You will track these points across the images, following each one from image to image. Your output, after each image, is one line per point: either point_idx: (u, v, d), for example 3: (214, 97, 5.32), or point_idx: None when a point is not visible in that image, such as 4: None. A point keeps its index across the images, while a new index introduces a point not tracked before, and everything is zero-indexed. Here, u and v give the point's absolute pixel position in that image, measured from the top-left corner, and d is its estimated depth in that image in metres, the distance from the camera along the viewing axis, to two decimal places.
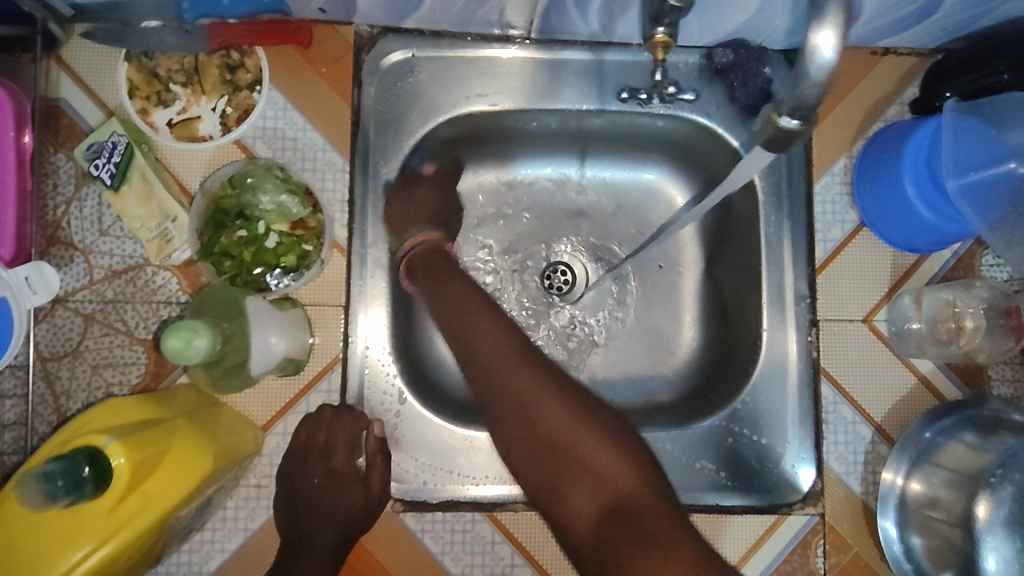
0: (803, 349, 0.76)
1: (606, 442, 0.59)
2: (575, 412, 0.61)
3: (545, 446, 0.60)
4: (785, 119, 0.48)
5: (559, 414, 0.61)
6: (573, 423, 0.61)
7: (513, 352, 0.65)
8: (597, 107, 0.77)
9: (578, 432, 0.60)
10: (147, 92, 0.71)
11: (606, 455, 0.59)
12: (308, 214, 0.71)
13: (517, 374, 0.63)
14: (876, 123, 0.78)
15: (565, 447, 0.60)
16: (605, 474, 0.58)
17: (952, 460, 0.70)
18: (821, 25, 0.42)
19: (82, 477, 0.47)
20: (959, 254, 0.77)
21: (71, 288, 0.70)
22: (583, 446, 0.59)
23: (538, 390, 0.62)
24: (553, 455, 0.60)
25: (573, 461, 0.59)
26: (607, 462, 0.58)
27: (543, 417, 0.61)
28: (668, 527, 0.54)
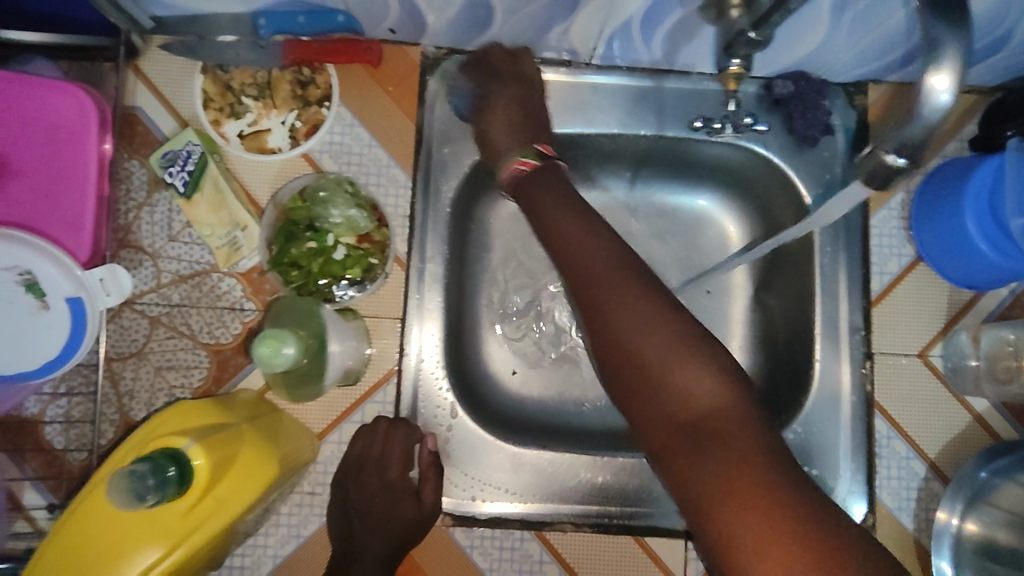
0: (857, 382, 0.75)
1: (719, 384, 0.46)
2: (682, 339, 0.48)
3: (650, 385, 0.47)
4: (892, 158, 0.49)
5: (663, 345, 0.48)
6: (689, 361, 0.47)
7: (626, 274, 0.51)
8: (653, 133, 0.78)
9: (691, 369, 0.47)
10: (220, 103, 0.73)
11: (720, 397, 0.46)
12: (375, 228, 0.73)
13: (624, 295, 0.50)
14: (934, 158, 0.78)
15: (679, 392, 0.46)
16: (724, 428, 0.45)
17: (1011, 501, 0.70)
18: (938, 68, 0.42)
19: (167, 477, 0.49)
20: (1017, 292, 0.77)
21: (139, 291, 0.72)
22: (692, 387, 0.46)
23: (645, 316, 0.49)
24: (664, 404, 0.47)
25: (685, 413, 0.46)
26: (720, 405, 0.45)
27: (652, 353, 0.48)
28: (788, 506, 0.41)
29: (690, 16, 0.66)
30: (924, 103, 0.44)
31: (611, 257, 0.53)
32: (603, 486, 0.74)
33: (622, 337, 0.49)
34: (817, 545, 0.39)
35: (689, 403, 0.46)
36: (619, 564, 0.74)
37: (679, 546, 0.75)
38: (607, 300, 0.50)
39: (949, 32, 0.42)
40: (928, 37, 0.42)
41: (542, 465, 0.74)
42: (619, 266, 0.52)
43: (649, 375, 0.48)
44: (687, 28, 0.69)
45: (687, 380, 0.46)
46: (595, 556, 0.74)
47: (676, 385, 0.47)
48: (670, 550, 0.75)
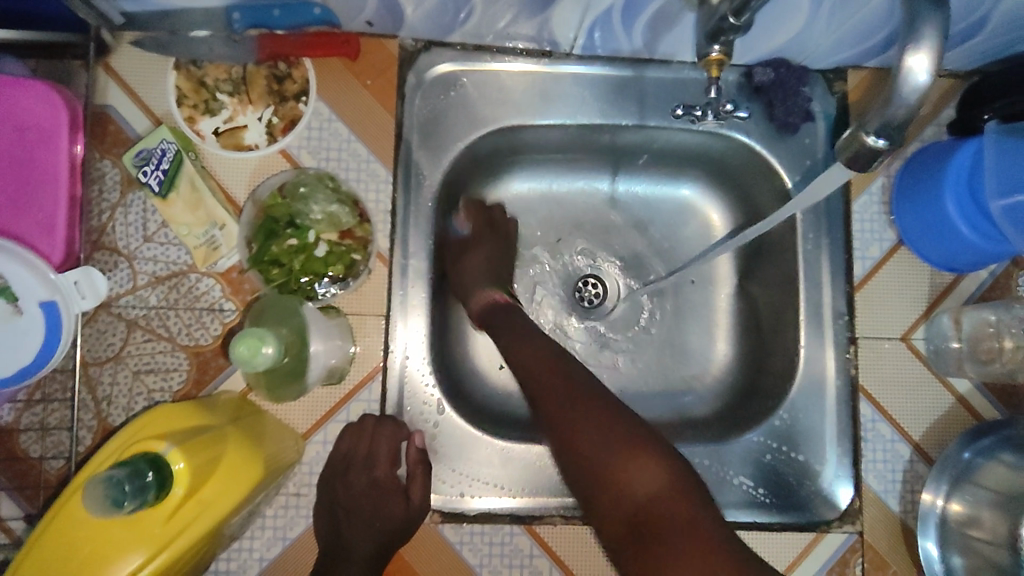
0: (841, 366, 0.76)
1: (657, 470, 0.56)
2: (633, 447, 0.58)
3: (605, 481, 0.57)
4: (873, 138, 0.49)
5: (620, 446, 0.58)
6: (643, 463, 0.57)
7: (593, 403, 0.61)
8: (636, 123, 0.78)
9: (638, 467, 0.56)
10: (195, 100, 0.72)
11: (659, 485, 0.56)
12: (357, 224, 0.72)
13: (581, 410, 0.61)
14: (914, 143, 0.79)
15: (632, 486, 0.56)
16: (652, 506, 0.55)
17: (994, 480, 0.71)
18: (916, 49, 0.43)
19: (145, 482, 0.47)
20: (997, 274, 0.77)
21: (115, 293, 0.70)
22: (637, 478, 0.56)
23: (605, 431, 0.59)
24: (616, 496, 0.56)
25: (635, 503, 0.56)
26: (659, 485, 0.56)
27: (608, 457, 0.57)
28: (696, 541, 0.52)
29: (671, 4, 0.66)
30: (904, 84, 0.45)
31: (559, 378, 0.64)
32: None
33: (581, 452, 0.59)
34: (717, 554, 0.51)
35: (632, 491, 0.56)
36: (612, 555, 0.73)
37: None
38: (565, 417, 0.61)
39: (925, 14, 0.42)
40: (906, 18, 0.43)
41: (531, 459, 0.74)
42: (591, 393, 0.62)
43: (607, 479, 0.57)
44: (667, 15, 0.68)
45: (633, 473, 0.56)
46: (586, 547, 0.73)
47: (626, 480, 0.56)
48: None
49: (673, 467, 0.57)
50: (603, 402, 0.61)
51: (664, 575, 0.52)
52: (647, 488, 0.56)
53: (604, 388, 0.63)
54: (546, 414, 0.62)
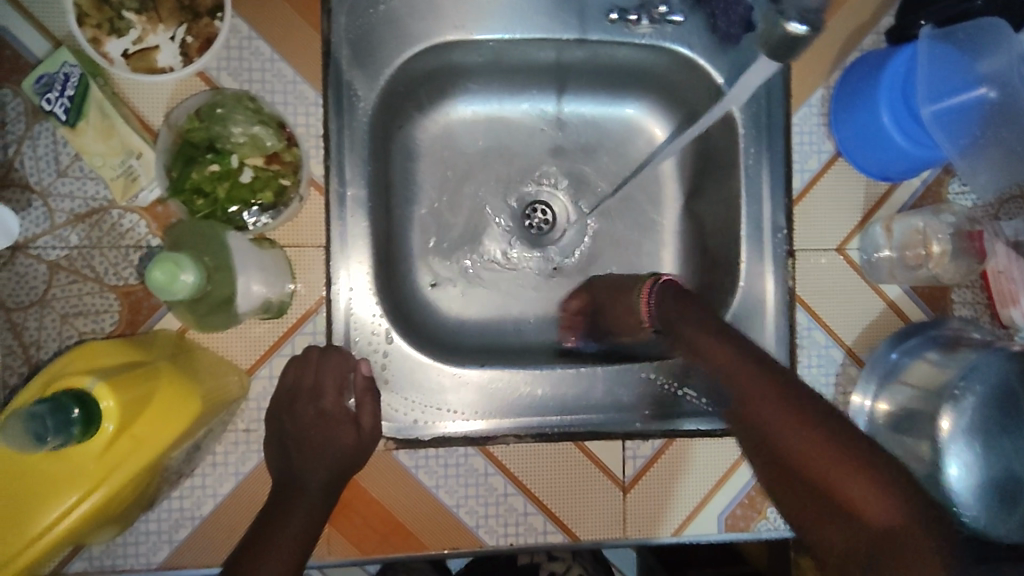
0: (780, 278, 0.78)
1: (885, 493, 0.49)
2: (849, 458, 0.51)
3: (830, 501, 0.50)
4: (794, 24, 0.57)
5: (823, 458, 0.52)
6: (860, 479, 0.50)
7: (790, 412, 0.55)
8: (578, 37, 0.75)
9: (867, 486, 0.49)
10: (98, 19, 0.65)
11: (896, 511, 0.48)
12: (284, 148, 0.68)
13: (781, 419, 0.55)
14: (853, 53, 0.78)
15: (854, 497, 0.49)
16: (902, 542, 0.47)
17: (917, 377, 0.73)
18: None
19: (70, 418, 0.46)
20: (928, 182, 0.79)
21: (32, 234, 0.66)
22: (871, 502, 0.49)
23: (825, 451, 0.52)
24: (833, 513, 0.50)
25: (865, 524, 0.48)
26: (895, 516, 0.48)
27: (815, 471, 0.52)
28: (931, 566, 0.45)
29: None
30: None
31: (770, 390, 0.57)
32: (542, 399, 0.76)
33: (800, 462, 0.52)
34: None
35: (867, 512, 0.48)
36: (564, 468, 0.75)
37: (617, 446, 0.76)
38: (767, 430, 0.55)
39: None
40: None
41: (482, 383, 0.75)
42: (799, 408, 0.55)
43: (823, 493, 0.51)
44: None
45: (848, 483, 0.50)
46: (539, 462, 0.75)
47: (858, 502, 0.49)
48: (609, 452, 0.76)
49: (905, 490, 0.49)
50: (834, 412, 0.55)
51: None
52: (887, 515, 0.48)
53: (810, 389, 0.57)
54: (762, 433, 0.55)
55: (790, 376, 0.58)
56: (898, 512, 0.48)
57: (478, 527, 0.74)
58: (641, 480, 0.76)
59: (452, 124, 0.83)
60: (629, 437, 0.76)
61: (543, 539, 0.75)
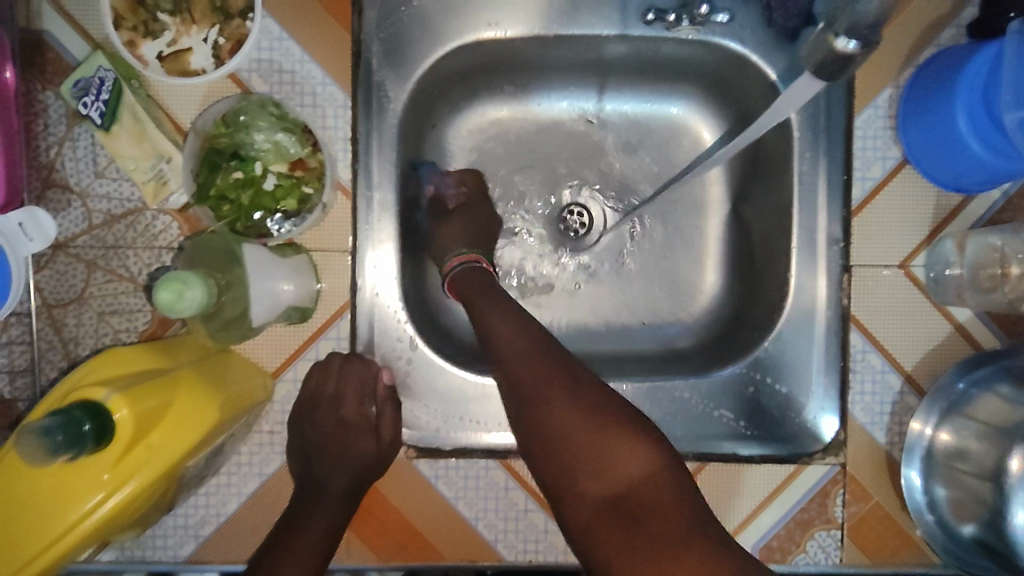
0: (833, 294, 0.72)
1: (640, 449, 0.54)
2: (611, 425, 0.55)
3: (592, 463, 0.55)
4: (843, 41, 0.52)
5: (586, 426, 0.56)
6: (625, 438, 0.55)
7: (564, 393, 0.57)
8: (619, 33, 0.70)
9: (625, 450, 0.54)
10: (133, 21, 0.66)
11: (650, 463, 0.54)
12: (308, 154, 0.67)
13: (556, 392, 0.58)
14: (928, 49, 0.71)
15: (610, 457, 0.54)
16: (650, 490, 0.53)
17: (986, 413, 0.66)
18: None
19: (82, 431, 0.47)
20: (1009, 195, 0.71)
21: (71, 234, 0.68)
22: (621, 455, 0.54)
23: (609, 433, 0.55)
24: (594, 473, 0.54)
25: (614, 484, 0.53)
26: (641, 476, 0.53)
27: (577, 441, 0.55)
28: (671, 520, 0.51)
29: None
30: None
31: (560, 376, 0.59)
32: None
33: (573, 441, 0.55)
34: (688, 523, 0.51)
35: (619, 474, 0.53)
36: None
37: None
38: (546, 412, 0.57)
39: None
40: None
41: None
42: (568, 381, 0.58)
43: (575, 456, 0.55)
44: None
45: (603, 449, 0.54)
46: None
47: (608, 466, 0.54)
48: None
49: (657, 446, 0.55)
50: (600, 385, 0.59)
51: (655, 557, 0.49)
52: (636, 466, 0.54)
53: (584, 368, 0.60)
54: (526, 401, 0.59)
55: (575, 364, 0.60)
56: (650, 465, 0.54)
57: (496, 541, 0.72)
58: None
59: (486, 123, 0.80)
60: None
61: (564, 558, 0.73)
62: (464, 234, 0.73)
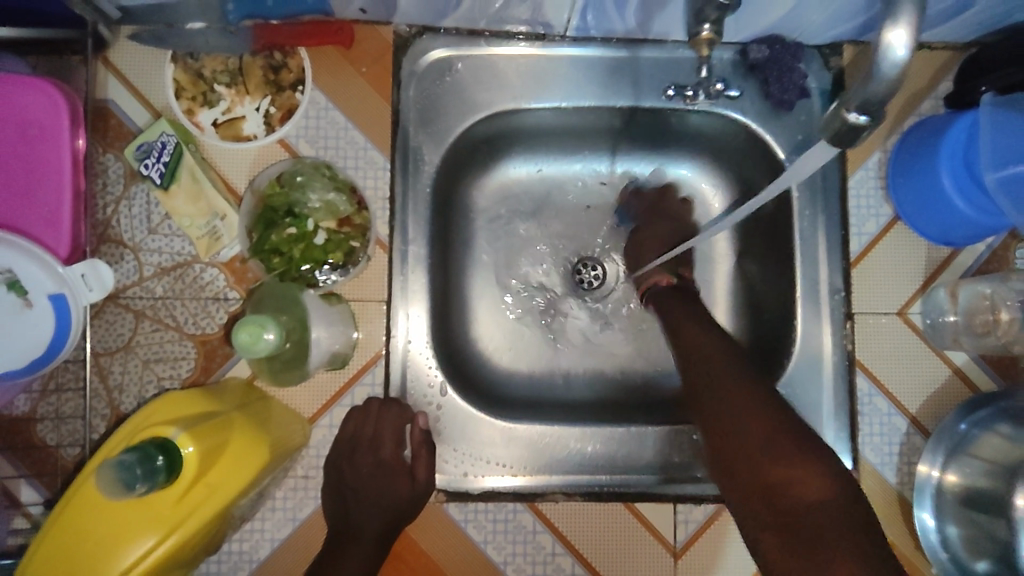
0: (838, 342, 0.76)
1: (819, 480, 0.52)
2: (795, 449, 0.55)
3: (769, 479, 0.54)
4: (854, 115, 0.47)
5: (769, 442, 0.56)
6: (796, 457, 0.54)
7: (750, 401, 0.59)
8: (632, 104, 0.78)
9: (801, 465, 0.53)
10: (193, 92, 0.72)
11: (828, 494, 0.51)
12: (354, 212, 0.73)
13: (736, 401, 0.60)
14: (910, 118, 0.78)
15: (801, 493, 0.52)
16: (823, 515, 0.50)
17: (989, 451, 0.71)
18: (896, 22, 0.43)
19: (155, 466, 0.50)
20: (993, 247, 0.77)
21: (122, 285, 0.72)
22: (804, 486, 0.52)
23: (785, 446, 0.55)
24: (768, 492, 0.53)
25: (795, 507, 0.51)
26: (830, 499, 0.51)
27: (762, 454, 0.55)
28: (839, 551, 0.47)
29: None
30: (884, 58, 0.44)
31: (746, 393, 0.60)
32: (590, 456, 0.76)
33: (749, 452, 0.56)
34: (857, 546, 0.48)
35: (799, 496, 0.52)
36: (614, 533, 0.76)
37: (669, 510, 0.76)
38: (731, 418, 0.59)
39: None
40: None
41: (532, 437, 0.76)
42: (745, 398, 0.60)
43: (763, 476, 0.54)
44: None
45: (784, 461, 0.54)
46: (588, 521, 0.76)
47: (791, 483, 0.52)
48: (659, 514, 0.76)
49: (838, 482, 0.52)
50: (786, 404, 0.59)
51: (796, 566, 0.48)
52: (811, 497, 0.51)
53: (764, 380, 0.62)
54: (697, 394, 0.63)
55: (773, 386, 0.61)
56: (828, 485, 0.52)
57: None
58: (692, 547, 0.76)
59: (511, 183, 0.85)
60: (680, 500, 0.76)
61: None
62: (658, 242, 0.81)
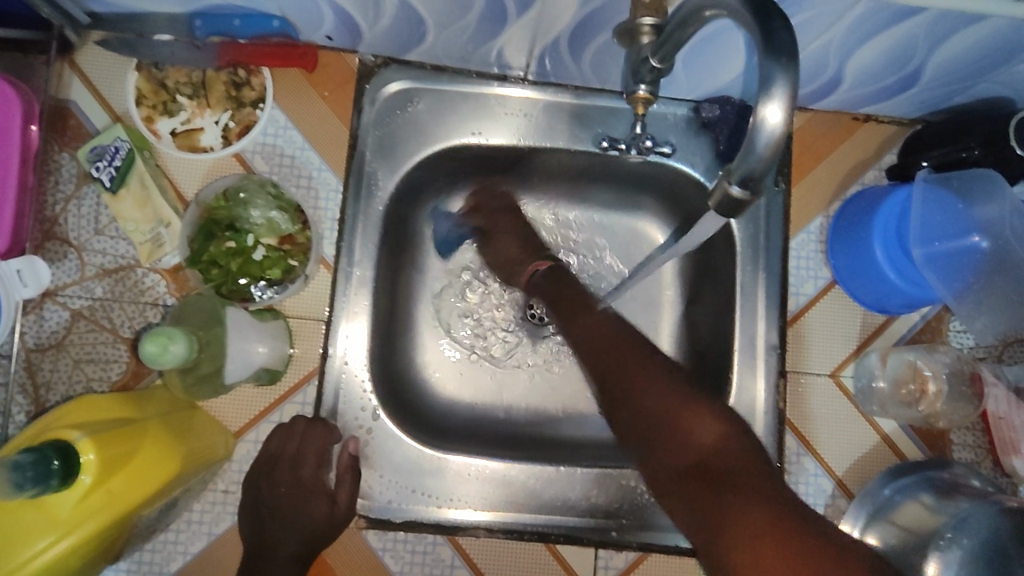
0: (771, 399, 0.77)
1: (720, 422, 0.49)
2: (689, 401, 0.51)
3: (672, 432, 0.50)
4: (735, 188, 0.47)
5: (676, 397, 0.51)
6: (698, 415, 0.50)
7: (649, 373, 0.53)
8: (586, 150, 0.80)
9: (709, 423, 0.49)
10: (154, 101, 0.74)
11: (725, 440, 0.48)
12: (298, 230, 0.74)
13: (637, 380, 0.53)
14: (853, 186, 0.81)
15: (699, 436, 0.49)
16: (726, 455, 0.48)
17: (905, 518, 0.71)
18: (769, 98, 0.43)
19: (50, 469, 0.50)
20: (927, 318, 0.79)
21: (62, 283, 0.72)
22: (698, 434, 0.49)
23: (675, 391, 0.52)
24: (678, 445, 0.49)
25: (697, 451, 0.49)
26: (724, 442, 0.48)
27: (671, 420, 0.50)
28: (751, 513, 0.44)
29: (613, 41, 0.68)
30: (759, 133, 0.44)
31: (645, 370, 0.54)
32: (517, 493, 0.76)
33: (655, 415, 0.51)
34: (763, 484, 0.45)
35: (699, 444, 0.49)
36: (531, 572, 0.76)
37: (589, 553, 0.76)
38: (635, 391, 0.53)
39: (782, 68, 0.43)
40: (762, 73, 0.43)
41: (461, 471, 0.75)
42: (634, 351, 0.55)
43: (673, 437, 0.50)
44: (609, 50, 0.70)
45: (690, 419, 0.50)
46: (505, 560, 0.76)
47: (682, 433, 0.50)
48: (580, 557, 0.77)
49: (736, 425, 0.50)
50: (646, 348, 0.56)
51: (716, 511, 0.45)
52: (715, 440, 0.49)
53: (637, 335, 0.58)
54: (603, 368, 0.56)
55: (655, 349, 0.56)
56: (724, 431, 0.49)
57: None
58: None
59: (465, 215, 0.87)
60: (603, 545, 0.76)
61: None
62: (518, 243, 0.72)
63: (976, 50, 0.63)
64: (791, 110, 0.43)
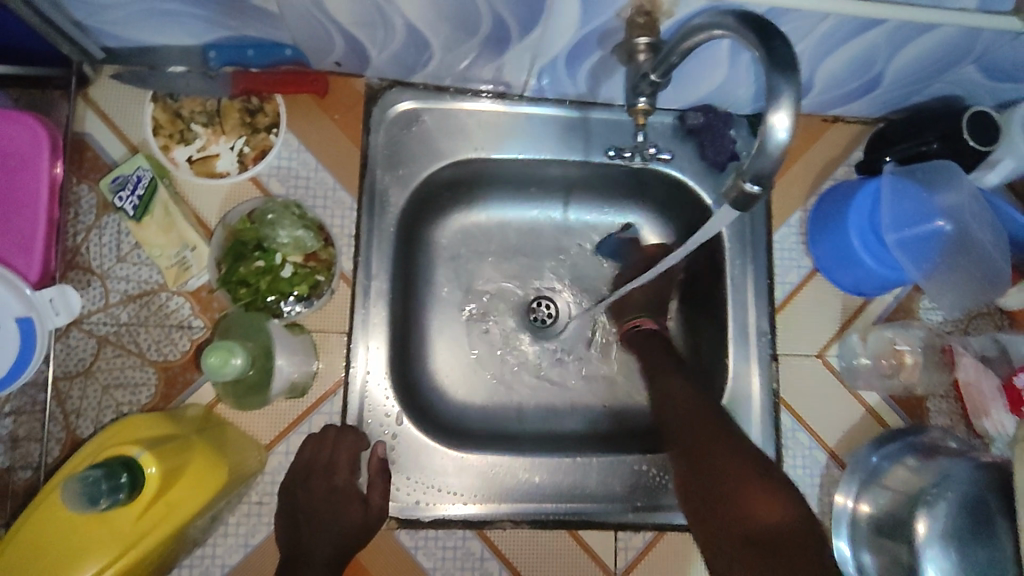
0: (764, 382, 0.84)
1: (783, 503, 0.57)
2: (760, 473, 0.61)
3: (729, 501, 0.59)
4: (748, 184, 0.53)
5: (735, 467, 0.62)
6: (751, 482, 0.60)
7: (733, 455, 0.63)
8: (583, 159, 0.85)
9: (763, 490, 0.59)
10: (170, 130, 0.77)
11: (791, 517, 0.57)
12: (321, 247, 0.78)
13: (718, 454, 0.63)
14: (826, 181, 0.88)
15: (753, 511, 0.57)
16: (783, 532, 0.55)
17: (895, 482, 0.78)
18: (777, 107, 0.48)
19: (119, 483, 0.53)
20: (900, 298, 0.87)
21: (87, 311, 0.74)
22: (769, 512, 0.57)
23: (743, 470, 0.61)
24: (739, 520, 0.58)
25: (759, 527, 0.56)
26: (790, 523, 0.56)
27: (731, 488, 0.60)
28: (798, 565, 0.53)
29: (608, 58, 0.73)
30: (769, 137, 0.50)
31: (716, 436, 0.65)
32: (538, 485, 0.80)
33: (707, 476, 0.62)
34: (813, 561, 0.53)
35: (763, 519, 0.57)
36: (558, 560, 0.79)
37: (610, 537, 0.80)
38: (711, 463, 0.63)
39: (786, 80, 0.48)
40: (768, 85, 0.49)
41: (484, 468, 0.80)
42: (729, 434, 0.65)
43: (727, 501, 0.59)
44: (605, 66, 0.76)
45: (748, 491, 0.59)
46: (534, 552, 0.79)
47: (750, 507, 0.58)
48: (602, 542, 0.80)
49: (798, 505, 0.58)
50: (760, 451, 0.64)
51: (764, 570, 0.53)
52: (778, 518, 0.56)
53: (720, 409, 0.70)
54: (684, 443, 0.67)
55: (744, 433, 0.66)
56: (786, 507, 0.57)
57: None
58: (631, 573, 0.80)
59: (469, 226, 0.91)
60: (622, 528, 0.81)
61: None
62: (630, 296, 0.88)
63: (932, 55, 0.71)
64: (797, 114, 0.49)
